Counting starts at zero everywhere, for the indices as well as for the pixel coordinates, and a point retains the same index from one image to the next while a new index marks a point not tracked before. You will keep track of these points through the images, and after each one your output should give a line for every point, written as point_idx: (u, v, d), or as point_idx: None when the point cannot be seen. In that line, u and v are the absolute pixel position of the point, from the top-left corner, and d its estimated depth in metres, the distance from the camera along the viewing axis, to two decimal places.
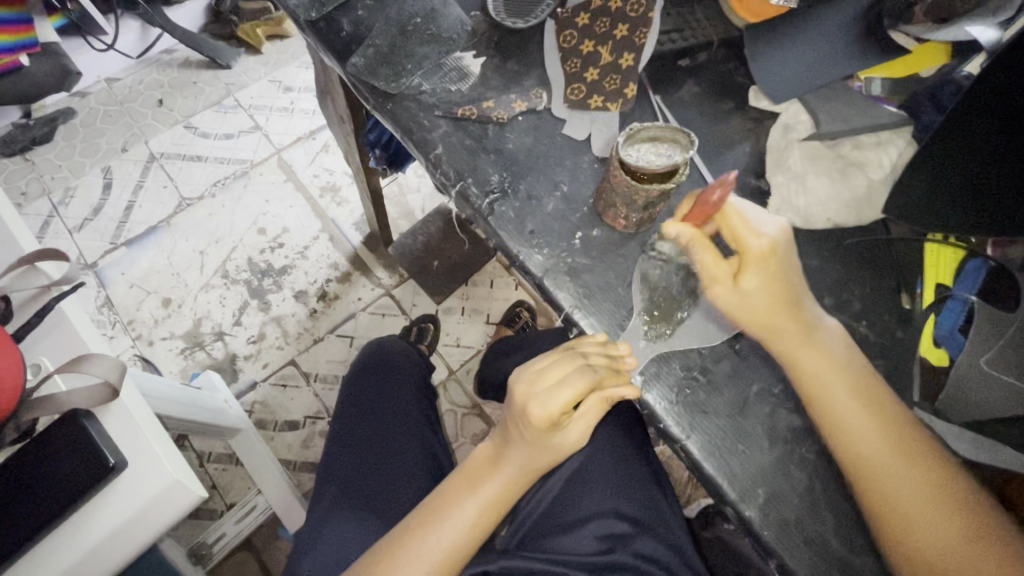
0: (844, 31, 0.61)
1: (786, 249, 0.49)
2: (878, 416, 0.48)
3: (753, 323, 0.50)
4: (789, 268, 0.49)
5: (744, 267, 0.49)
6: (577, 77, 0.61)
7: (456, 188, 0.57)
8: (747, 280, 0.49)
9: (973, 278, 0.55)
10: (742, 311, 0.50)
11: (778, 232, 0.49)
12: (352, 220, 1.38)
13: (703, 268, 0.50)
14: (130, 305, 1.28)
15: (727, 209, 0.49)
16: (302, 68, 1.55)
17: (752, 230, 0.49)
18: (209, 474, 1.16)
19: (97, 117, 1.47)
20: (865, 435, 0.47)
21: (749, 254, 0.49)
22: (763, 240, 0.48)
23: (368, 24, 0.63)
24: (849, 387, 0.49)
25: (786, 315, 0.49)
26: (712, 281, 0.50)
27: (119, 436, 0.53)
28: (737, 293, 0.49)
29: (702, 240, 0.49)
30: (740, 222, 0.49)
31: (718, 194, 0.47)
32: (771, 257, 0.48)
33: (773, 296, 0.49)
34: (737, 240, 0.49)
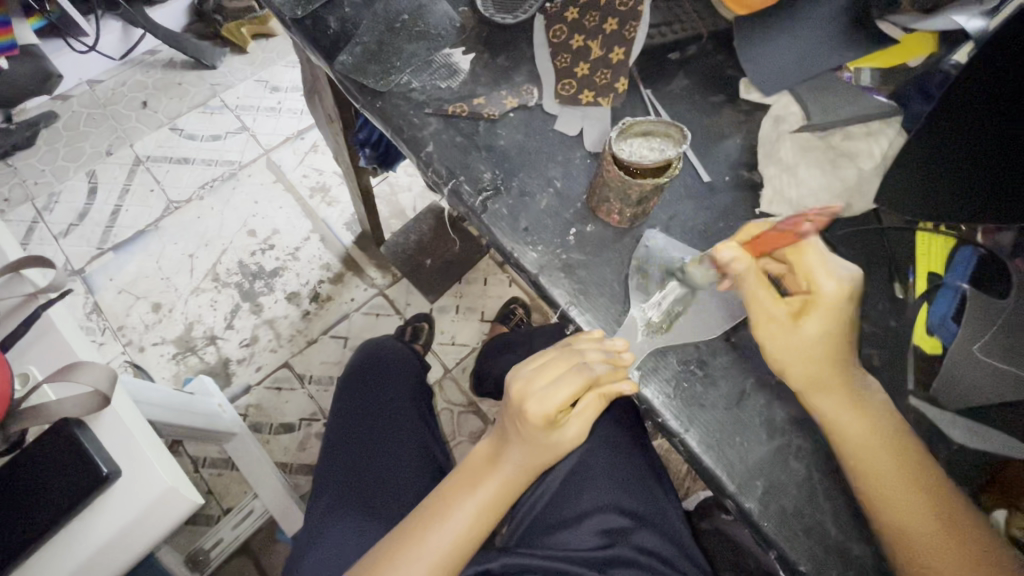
0: (832, 21, 0.61)
1: (852, 303, 0.48)
2: (902, 456, 0.47)
3: (804, 370, 0.48)
4: (852, 318, 0.49)
5: (808, 309, 0.48)
6: (567, 72, 0.61)
7: (448, 186, 0.57)
8: (808, 324, 0.48)
9: (964, 266, 0.55)
10: (794, 355, 0.48)
11: (855, 279, 0.48)
12: (343, 220, 1.37)
13: (763, 304, 0.49)
14: (119, 311, 1.26)
15: (806, 245, 0.48)
16: (288, 67, 1.53)
17: (828, 274, 0.48)
18: (204, 479, 1.15)
19: (79, 120, 1.45)
20: (885, 470, 0.47)
21: (820, 297, 0.47)
22: (837, 286, 0.48)
23: (355, 21, 0.63)
24: (880, 437, 0.48)
25: (832, 367, 0.48)
26: (769, 320, 0.48)
27: (111, 444, 0.52)
28: (793, 335, 0.48)
29: (756, 273, 0.49)
30: (818, 263, 0.48)
31: (806, 226, 0.46)
32: (840, 306, 0.47)
33: (829, 346, 0.48)
34: (813, 280, 0.48)
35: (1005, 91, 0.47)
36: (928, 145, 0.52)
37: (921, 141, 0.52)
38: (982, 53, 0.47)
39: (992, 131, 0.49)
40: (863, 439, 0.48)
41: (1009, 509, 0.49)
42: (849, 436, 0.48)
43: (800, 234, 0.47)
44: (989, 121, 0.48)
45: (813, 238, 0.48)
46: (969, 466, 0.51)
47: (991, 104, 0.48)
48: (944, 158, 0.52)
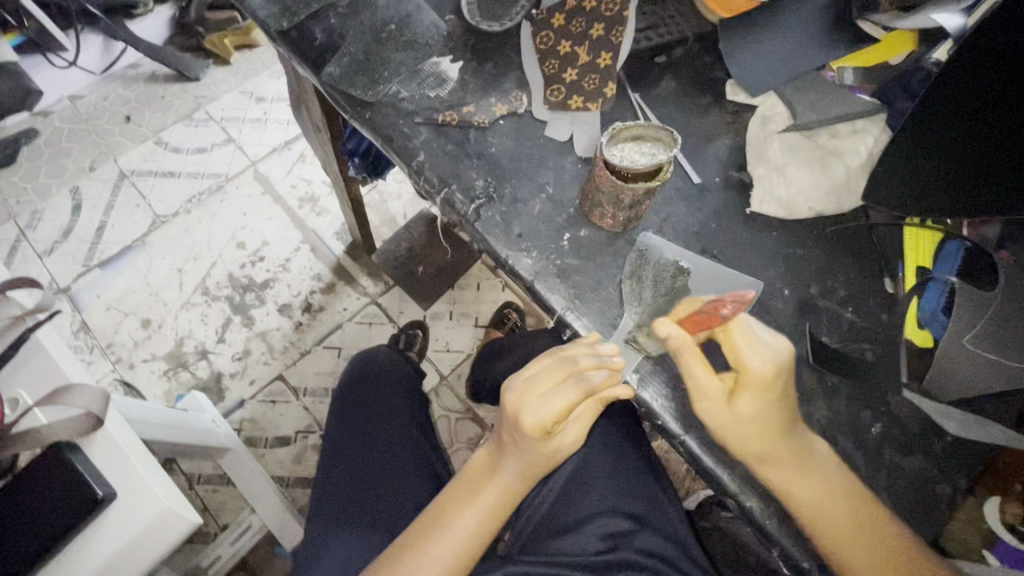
0: (815, 22, 0.62)
1: (785, 378, 0.47)
2: (853, 508, 0.48)
3: (744, 446, 0.48)
4: (784, 393, 0.47)
5: (740, 388, 0.47)
6: (556, 78, 0.61)
7: (440, 195, 0.57)
8: (742, 403, 0.47)
9: (951, 259, 0.56)
10: (734, 433, 0.48)
11: (781, 354, 0.47)
12: (333, 230, 1.36)
13: (698, 382, 0.47)
14: (107, 328, 1.25)
15: (732, 325, 0.48)
16: (273, 78, 1.52)
17: (755, 351, 0.47)
18: (200, 496, 1.14)
19: (61, 136, 1.43)
20: (837, 524, 0.47)
21: (748, 376, 0.46)
22: (766, 363, 0.46)
23: (342, 32, 0.63)
24: (834, 497, 0.47)
25: (777, 441, 0.47)
26: (703, 397, 0.48)
27: (105, 466, 0.52)
28: (729, 413, 0.47)
29: (691, 347, 0.48)
30: (744, 341, 0.47)
31: (727, 309, 0.50)
32: (771, 385, 0.46)
33: (765, 424, 0.47)
34: (739, 358, 0.47)
35: (982, 92, 0.49)
36: (915, 128, 0.52)
37: (910, 122, 0.52)
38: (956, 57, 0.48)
39: (972, 125, 0.50)
40: (818, 509, 0.47)
41: (1000, 498, 0.50)
42: (803, 503, 0.47)
43: (720, 319, 0.49)
44: (973, 108, 0.50)
45: (739, 320, 0.48)
46: (965, 457, 0.52)
47: (978, 91, 0.49)
48: (928, 149, 0.52)
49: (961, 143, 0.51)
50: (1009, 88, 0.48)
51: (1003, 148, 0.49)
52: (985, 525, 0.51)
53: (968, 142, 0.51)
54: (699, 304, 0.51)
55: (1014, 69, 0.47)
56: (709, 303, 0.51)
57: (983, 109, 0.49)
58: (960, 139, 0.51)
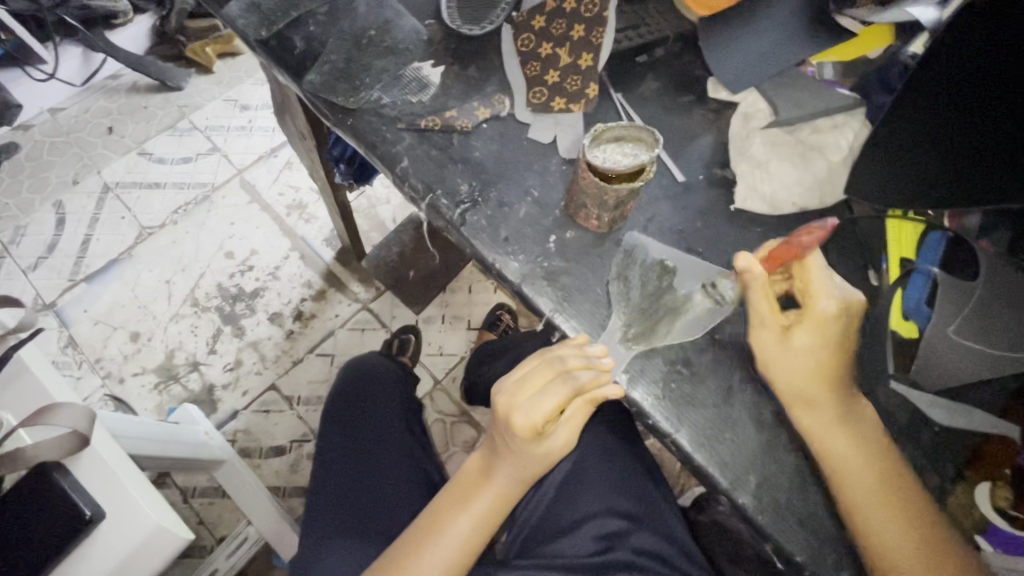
0: (793, 18, 0.62)
1: (850, 321, 0.51)
2: (880, 465, 0.48)
3: (793, 384, 0.50)
4: (845, 338, 0.51)
5: (798, 323, 0.51)
6: (537, 80, 0.61)
7: (426, 201, 0.57)
8: (797, 337, 0.50)
9: (934, 249, 0.56)
10: (783, 367, 0.50)
11: (849, 301, 0.51)
12: (322, 236, 1.35)
13: (758, 313, 0.51)
14: (96, 343, 1.23)
15: (807, 261, 0.51)
16: (257, 85, 1.51)
17: (826, 292, 0.51)
18: (195, 510, 1.13)
19: (43, 149, 1.41)
20: (863, 477, 0.48)
21: (812, 312, 0.51)
22: (832, 304, 0.51)
23: (322, 39, 0.63)
24: (863, 448, 0.49)
25: (828, 380, 0.50)
26: (763, 325, 0.51)
27: (94, 486, 0.51)
28: (781, 347, 0.51)
29: (766, 280, 0.51)
30: (815, 280, 0.51)
31: (807, 238, 0.50)
32: (830, 322, 0.50)
33: (819, 361, 0.50)
34: (807, 295, 0.51)
35: (961, 84, 0.49)
36: (903, 109, 0.51)
37: (898, 103, 0.51)
38: (932, 51, 0.49)
39: (953, 116, 0.50)
40: (847, 458, 0.48)
41: (990, 482, 0.51)
42: (837, 456, 0.49)
43: (799, 250, 0.51)
44: (963, 98, 0.49)
45: (815, 255, 0.51)
46: (953, 447, 0.53)
47: (972, 80, 0.49)
48: (911, 142, 0.53)
49: (948, 131, 0.51)
50: (993, 79, 0.48)
51: (986, 142, 0.50)
52: (977, 513, 0.50)
53: (955, 132, 0.51)
54: (777, 244, 0.53)
55: (1010, 62, 0.46)
56: (786, 238, 0.52)
57: (974, 100, 0.49)
58: (948, 129, 0.51)
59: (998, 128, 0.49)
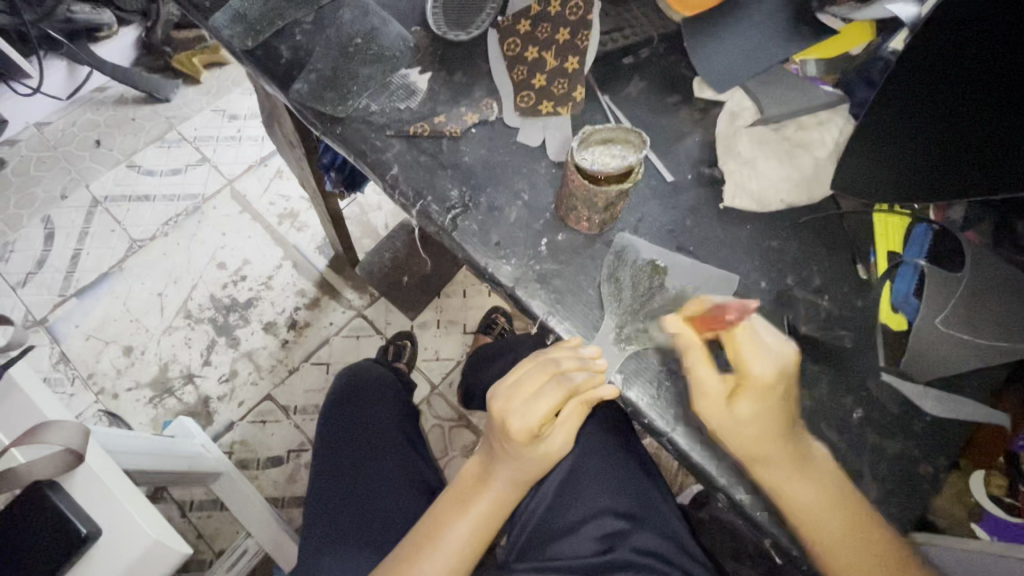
0: (776, 16, 0.63)
1: (785, 386, 0.47)
2: (843, 511, 0.48)
3: (740, 448, 0.47)
4: (785, 400, 0.47)
5: (741, 390, 0.47)
6: (525, 85, 0.61)
7: (416, 208, 0.57)
8: (740, 405, 0.47)
9: (920, 242, 0.57)
10: (732, 436, 0.47)
11: (786, 360, 0.47)
12: (315, 244, 1.35)
13: (699, 380, 0.48)
14: (88, 358, 1.22)
15: (737, 328, 0.48)
16: (244, 95, 1.51)
17: (761, 356, 0.47)
18: (194, 523, 1.12)
19: (30, 164, 1.40)
20: (825, 523, 0.47)
21: (750, 380, 0.47)
22: (767, 369, 0.47)
23: (308, 49, 0.63)
24: (826, 496, 0.48)
25: (773, 445, 0.47)
26: (704, 397, 0.48)
27: (89, 503, 0.51)
28: (727, 416, 0.47)
29: (698, 345, 0.48)
30: (749, 343, 0.48)
31: (734, 314, 0.48)
32: (771, 389, 0.47)
33: (764, 430, 0.47)
34: (741, 362, 0.48)
35: (944, 80, 0.50)
36: (886, 100, 0.52)
37: (881, 94, 0.52)
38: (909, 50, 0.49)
39: (938, 112, 0.51)
40: (809, 508, 0.47)
41: (987, 471, 0.54)
42: (800, 505, 0.47)
43: (728, 321, 0.48)
44: (952, 91, 0.50)
45: (744, 325, 0.48)
46: (948, 437, 0.53)
47: (961, 73, 0.49)
48: (896, 138, 0.54)
49: (933, 127, 0.51)
50: (978, 74, 0.48)
51: (976, 134, 0.50)
52: (971, 499, 0.53)
53: (943, 124, 0.51)
54: (709, 304, 0.50)
55: (1000, 56, 0.47)
56: (716, 304, 0.50)
57: (965, 91, 0.49)
58: (935, 120, 0.51)
59: (987, 120, 0.49)
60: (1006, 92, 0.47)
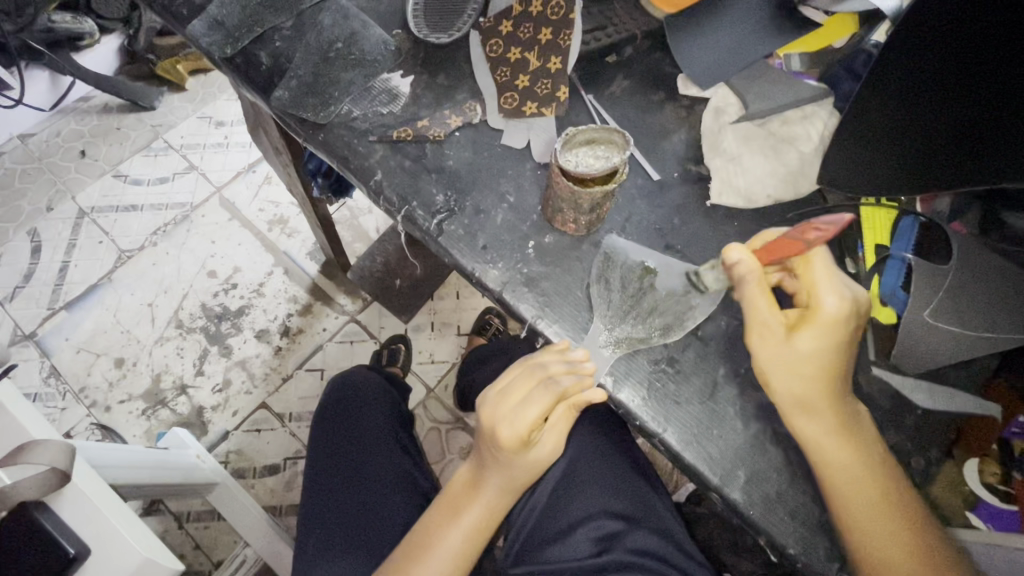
0: (759, 11, 0.63)
1: (855, 324, 0.48)
2: (876, 480, 0.47)
3: (791, 388, 0.48)
4: (849, 341, 0.48)
5: (803, 324, 0.48)
6: (508, 86, 0.61)
7: (401, 214, 0.57)
8: (801, 340, 0.47)
9: (908, 234, 0.57)
10: (782, 370, 0.48)
11: (857, 302, 0.48)
12: (306, 250, 1.34)
13: (759, 314, 0.48)
14: (79, 371, 1.21)
15: (811, 257, 0.49)
16: (230, 101, 1.49)
17: (833, 291, 0.47)
18: (191, 535, 1.11)
19: (15, 177, 1.38)
20: (856, 491, 0.47)
21: (819, 313, 0.47)
22: (841, 305, 0.47)
23: (288, 55, 0.62)
24: (863, 462, 0.47)
25: (827, 389, 0.48)
26: (765, 329, 0.48)
27: (78, 523, 0.50)
28: (787, 348, 0.47)
29: (761, 278, 0.48)
30: (822, 280, 0.48)
31: (817, 234, 0.45)
32: (839, 324, 0.47)
33: (822, 368, 0.47)
34: (814, 296, 0.48)
35: (930, 73, 0.49)
36: (874, 99, 0.52)
37: (869, 91, 0.51)
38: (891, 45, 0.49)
39: (929, 107, 0.51)
40: (845, 470, 0.47)
41: (979, 459, 0.51)
42: (835, 465, 0.47)
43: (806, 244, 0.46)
44: (933, 95, 0.50)
45: (818, 253, 0.48)
46: (939, 430, 0.53)
47: (949, 73, 0.49)
48: (886, 133, 0.53)
49: (923, 122, 0.51)
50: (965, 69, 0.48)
51: (965, 127, 0.50)
52: (965, 489, 0.52)
53: (932, 117, 0.51)
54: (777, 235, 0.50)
55: (990, 51, 0.46)
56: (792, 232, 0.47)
57: (953, 85, 0.49)
58: (924, 115, 0.51)
59: (976, 111, 0.49)
60: (994, 83, 0.47)
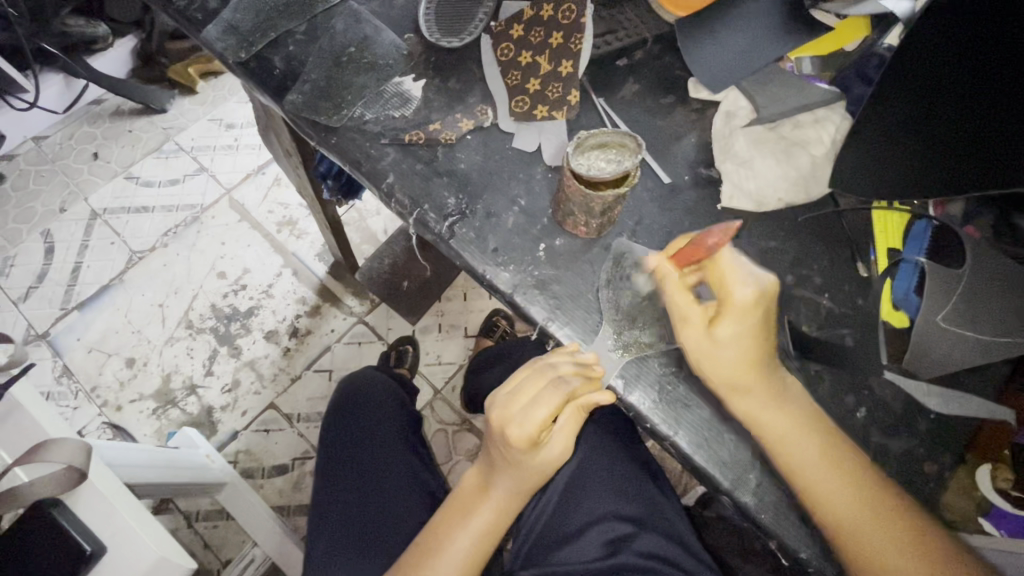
0: (769, 14, 0.63)
1: (767, 306, 0.48)
2: (823, 443, 0.49)
3: (719, 373, 0.49)
4: (766, 323, 0.48)
5: (721, 314, 0.49)
6: (520, 90, 0.61)
7: (413, 216, 0.57)
8: (720, 329, 0.49)
9: (920, 238, 0.58)
10: (708, 358, 0.50)
11: (765, 286, 0.48)
12: (315, 251, 1.35)
13: (676, 307, 0.51)
14: (90, 371, 1.22)
15: (719, 256, 0.48)
16: (241, 104, 1.51)
17: (740, 281, 0.48)
18: (200, 534, 1.12)
19: (28, 178, 1.40)
20: (809, 457, 0.48)
21: (730, 304, 0.48)
22: (749, 292, 0.47)
23: (301, 59, 0.63)
24: (801, 425, 0.49)
25: (750, 370, 0.49)
26: (684, 321, 0.50)
27: (94, 521, 0.51)
28: (706, 339, 0.49)
29: (672, 280, 0.51)
30: (727, 273, 0.48)
31: (713, 239, 0.47)
32: (749, 311, 0.47)
33: (741, 352, 0.48)
34: (725, 289, 0.48)
35: (945, 75, 0.49)
36: (886, 102, 0.52)
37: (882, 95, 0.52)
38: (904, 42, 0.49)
39: (943, 109, 0.50)
40: (786, 438, 0.48)
41: (991, 464, 0.52)
42: (777, 433, 0.49)
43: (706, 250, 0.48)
44: (947, 96, 0.50)
45: (726, 250, 0.48)
46: (953, 435, 0.53)
47: (965, 74, 0.48)
48: (897, 137, 0.53)
49: (934, 124, 0.51)
50: (980, 71, 0.48)
51: (978, 132, 0.49)
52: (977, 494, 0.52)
53: (945, 121, 0.51)
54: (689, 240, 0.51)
55: (1002, 52, 0.46)
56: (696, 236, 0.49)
57: (966, 87, 0.49)
58: (935, 118, 0.51)
59: (992, 120, 0.48)
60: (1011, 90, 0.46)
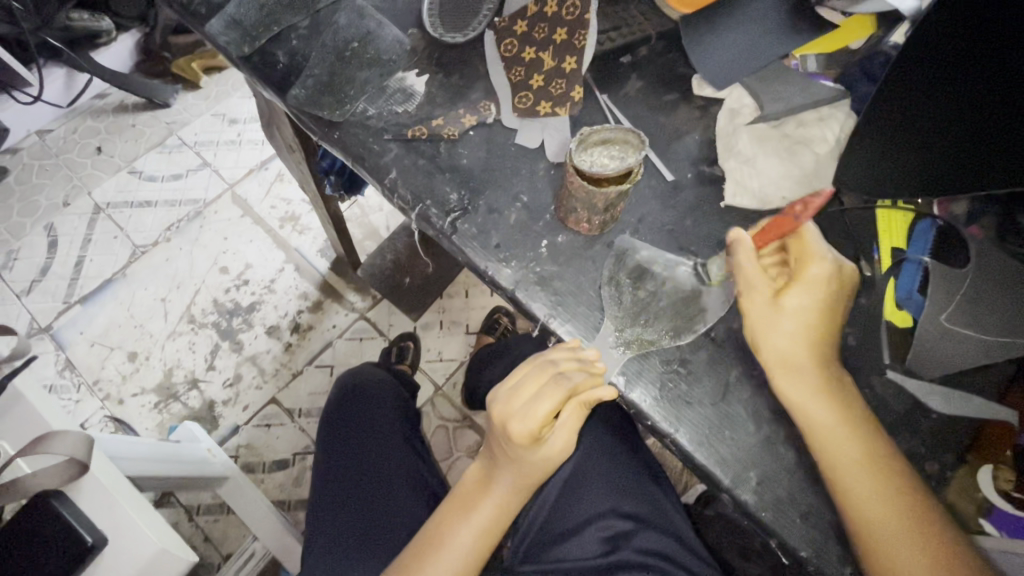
0: (775, 11, 0.62)
1: (836, 285, 0.52)
2: (853, 431, 0.49)
3: (776, 349, 0.50)
4: (832, 302, 0.51)
5: (790, 286, 0.51)
6: (523, 86, 0.61)
7: (415, 212, 0.57)
8: (787, 300, 0.51)
9: (924, 238, 0.57)
10: (772, 330, 0.50)
11: (842, 268, 0.52)
12: (317, 247, 1.35)
13: (748, 277, 0.51)
14: (93, 365, 1.23)
15: (803, 230, 0.52)
16: (244, 99, 1.51)
17: (820, 256, 0.51)
18: (200, 527, 1.12)
19: (32, 172, 1.41)
20: (841, 445, 0.48)
21: (805, 276, 0.51)
22: (826, 267, 0.51)
23: (304, 53, 0.62)
24: (839, 411, 0.49)
25: (806, 347, 0.50)
26: (752, 292, 0.51)
27: (95, 512, 0.51)
28: (773, 309, 0.51)
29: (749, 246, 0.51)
30: (808, 248, 0.52)
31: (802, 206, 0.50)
32: (824, 283, 0.51)
33: (802, 325, 0.50)
34: (804, 262, 0.51)
35: (949, 75, 0.49)
36: (888, 98, 0.52)
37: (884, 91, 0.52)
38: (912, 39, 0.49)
39: (944, 109, 0.50)
40: (826, 423, 0.48)
41: (993, 464, 0.51)
42: (817, 416, 0.49)
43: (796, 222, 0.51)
44: (949, 96, 0.49)
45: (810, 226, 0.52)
46: (953, 435, 0.53)
47: (969, 75, 0.48)
48: (896, 135, 0.53)
49: (933, 124, 0.51)
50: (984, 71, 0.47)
51: (975, 135, 0.50)
52: (979, 495, 0.51)
53: (945, 122, 0.50)
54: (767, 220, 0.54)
55: (1005, 53, 0.46)
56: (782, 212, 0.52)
57: (969, 88, 0.48)
58: (936, 117, 0.51)
59: (988, 123, 0.48)
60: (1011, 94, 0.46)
